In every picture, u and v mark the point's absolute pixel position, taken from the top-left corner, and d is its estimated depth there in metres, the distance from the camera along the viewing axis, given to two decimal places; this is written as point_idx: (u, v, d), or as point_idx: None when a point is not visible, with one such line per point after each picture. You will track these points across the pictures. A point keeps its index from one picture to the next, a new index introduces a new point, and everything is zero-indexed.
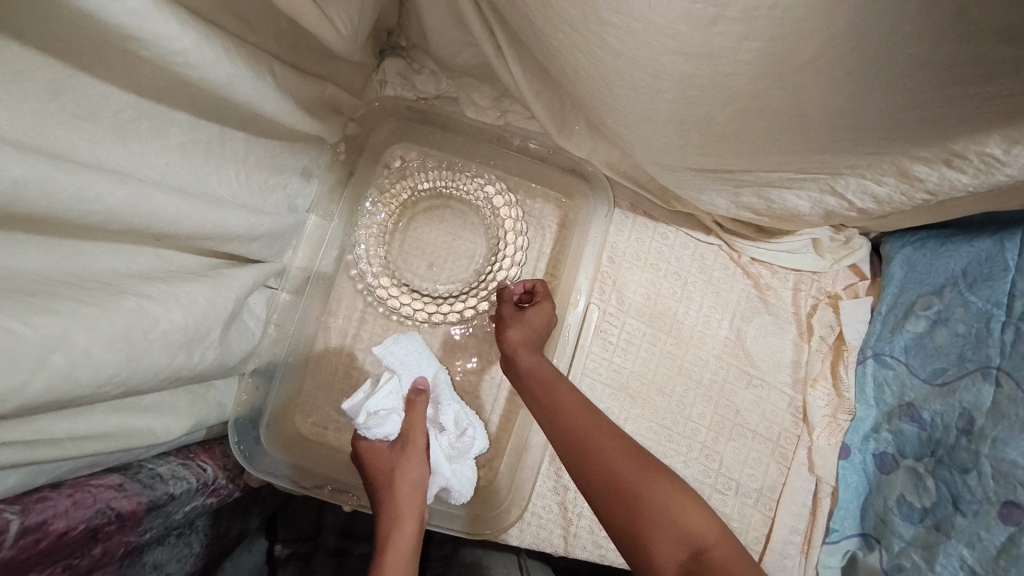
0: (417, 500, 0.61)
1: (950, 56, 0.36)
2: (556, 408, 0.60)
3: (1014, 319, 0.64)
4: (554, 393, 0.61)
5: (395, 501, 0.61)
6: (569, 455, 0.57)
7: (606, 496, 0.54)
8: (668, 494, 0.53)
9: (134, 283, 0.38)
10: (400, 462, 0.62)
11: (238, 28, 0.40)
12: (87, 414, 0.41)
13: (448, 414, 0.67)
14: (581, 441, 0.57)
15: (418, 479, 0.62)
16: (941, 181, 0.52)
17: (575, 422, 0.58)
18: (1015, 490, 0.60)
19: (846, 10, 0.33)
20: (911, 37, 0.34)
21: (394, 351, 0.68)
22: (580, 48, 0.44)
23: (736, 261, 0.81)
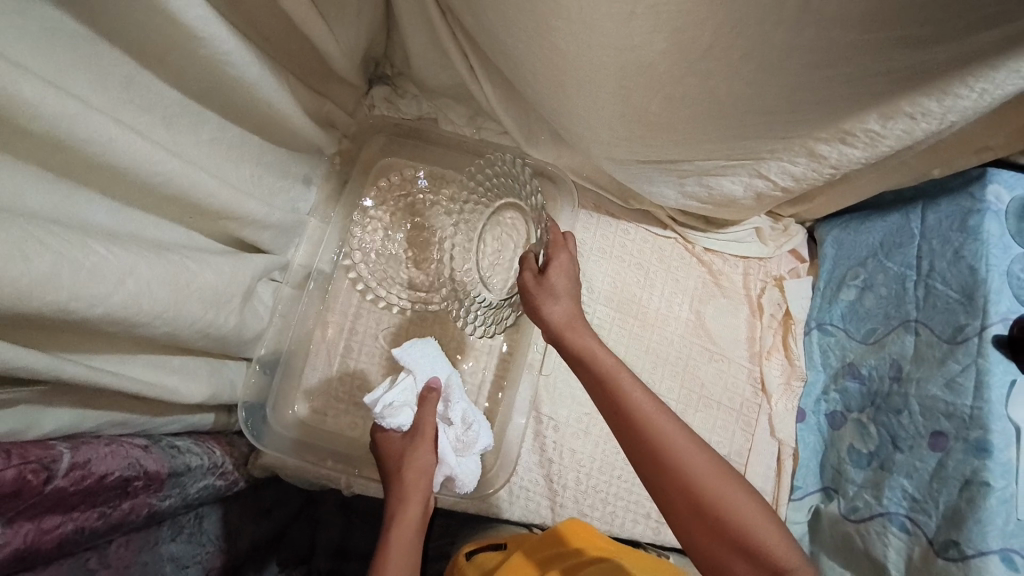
0: (424, 485, 0.64)
1: (814, 46, 0.47)
2: (620, 410, 0.56)
3: (924, 276, 0.73)
4: (618, 391, 0.57)
5: (401, 483, 0.64)
6: (638, 456, 0.56)
7: (681, 503, 0.54)
8: (746, 511, 0.53)
9: (178, 248, 0.46)
10: (409, 450, 0.65)
11: (264, 46, 0.50)
12: (131, 363, 0.47)
13: (457, 410, 0.68)
14: (653, 445, 0.55)
15: (425, 467, 0.65)
16: (840, 156, 0.63)
17: (643, 423, 0.55)
18: (939, 421, 0.68)
19: (728, 10, 0.44)
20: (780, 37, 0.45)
21: (410, 352, 0.70)
22: (536, 54, 0.55)
23: (691, 251, 0.91)
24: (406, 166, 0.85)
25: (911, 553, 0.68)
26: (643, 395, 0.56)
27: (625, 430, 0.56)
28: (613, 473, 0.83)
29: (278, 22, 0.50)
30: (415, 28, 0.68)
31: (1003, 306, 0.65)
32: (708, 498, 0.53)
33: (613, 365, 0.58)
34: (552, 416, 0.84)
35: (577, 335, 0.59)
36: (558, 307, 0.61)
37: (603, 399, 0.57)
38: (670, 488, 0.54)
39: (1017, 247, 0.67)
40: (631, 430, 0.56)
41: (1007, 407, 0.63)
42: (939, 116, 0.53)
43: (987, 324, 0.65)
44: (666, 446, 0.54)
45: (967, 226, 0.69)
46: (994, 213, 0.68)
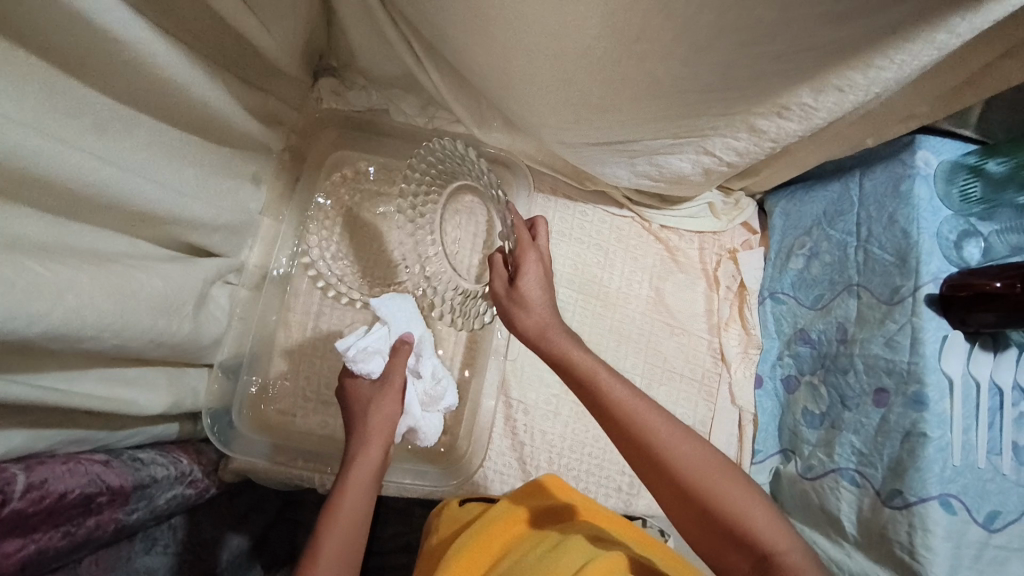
0: (388, 430, 0.63)
1: (742, 30, 0.48)
2: (602, 408, 0.58)
3: (863, 241, 0.76)
4: (598, 391, 0.58)
5: (366, 427, 0.63)
6: (625, 449, 0.58)
7: (670, 491, 0.56)
8: (736, 498, 0.55)
9: (121, 257, 0.45)
10: (377, 396, 0.64)
11: (196, 44, 0.49)
12: (80, 379, 0.46)
13: (428, 364, 0.70)
14: (636, 440, 0.56)
15: (390, 415, 0.64)
16: (779, 130, 0.65)
17: (626, 420, 0.57)
18: (881, 378, 0.71)
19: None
20: (709, 20, 0.47)
21: (388, 306, 0.71)
22: (477, 38, 0.55)
23: (648, 229, 0.93)
24: (359, 159, 0.85)
25: (861, 504, 0.72)
26: (624, 392, 0.58)
27: (610, 426, 0.58)
28: (583, 450, 0.86)
29: (207, 19, 0.48)
30: (356, 18, 0.66)
31: (933, 266, 0.68)
32: (695, 486, 0.55)
33: (590, 365, 0.59)
34: (521, 399, 0.86)
35: (555, 339, 0.61)
36: (531, 318, 0.62)
37: (585, 397, 0.59)
38: (657, 477, 0.57)
39: (945, 209, 0.71)
40: (614, 426, 0.57)
41: (941, 361, 0.67)
42: (866, 88, 0.56)
43: (919, 284, 0.68)
44: (649, 439, 0.56)
45: (900, 192, 0.71)
46: (923, 177, 0.70)
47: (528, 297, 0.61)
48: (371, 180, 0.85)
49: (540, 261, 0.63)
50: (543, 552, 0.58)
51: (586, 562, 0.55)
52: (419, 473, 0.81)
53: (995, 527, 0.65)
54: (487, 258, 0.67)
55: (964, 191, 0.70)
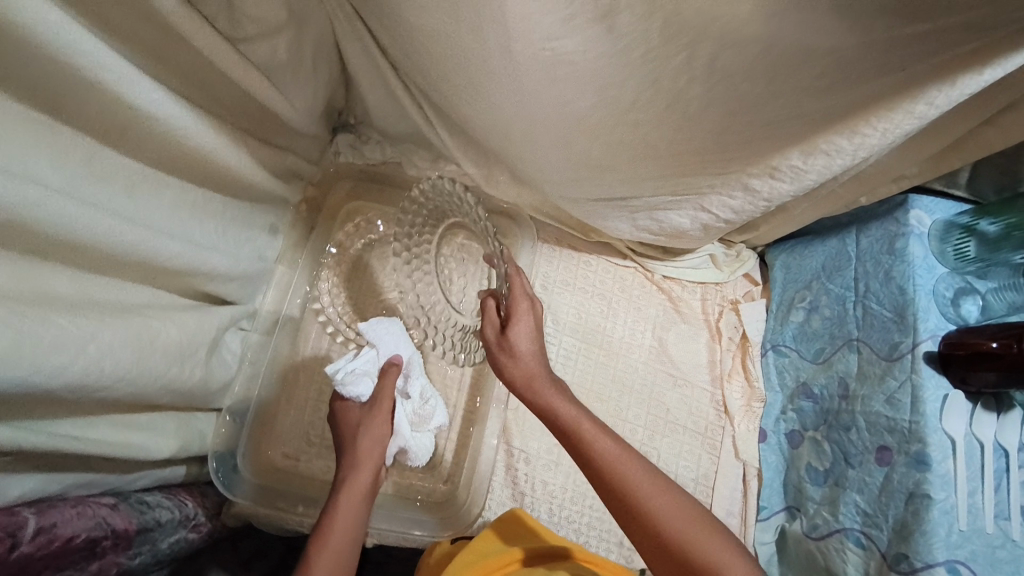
0: (377, 454, 0.65)
1: (727, 105, 0.51)
2: (588, 460, 0.59)
3: (861, 297, 0.77)
4: (585, 444, 0.59)
5: (355, 450, 0.65)
6: (611, 504, 0.58)
7: (655, 549, 0.56)
8: (720, 556, 0.54)
9: (140, 308, 0.48)
10: (365, 420, 0.67)
11: (221, 112, 0.53)
12: (93, 424, 0.49)
13: (417, 385, 0.71)
14: (622, 494, 0.57)
15: (379, 438, 0.66)
16: (772, 191, 0.68)
17: (612, 474, 0.57)
18: (883, 435, 0.70)
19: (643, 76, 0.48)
20: (694, 96, 0.50)
21: (375, 329, 0.72)
22: (481, 106, 0.59)
23: (650, 279, 0.95)
24: (372, 210, 0.89)
25: (869, 568, 0.70)
26: (610, 445, 0.59)
27: (597, 479, 0.58)
28: (584, 502, 0.85)
29: (233, 91, 0.53)
30: (370, 84, 0.72)
31: (931, 323, 0.69)
32: (679, 544, 0.55)
33: (577, 417, 0.60)
34: (523, 448, 0.86)
35: (544, 391, 0.62)
36: (518, 369, 0.63)
37: (572, 449, 0.60)
38: (641, 534, 0.56)
39: (940, 267, 0.72)
40: (600, 479, 0.58)
41: (942, 420, 0.66)
42: (851, 154, 0.58)
43: (917, 341, 0.69)
44: (634, 494, 0.57)
45: (895, 250, 0.73)
46: (918, 236, 0.72)
47: (516, 349, 0.63)
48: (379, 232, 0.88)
49: (532, 314, 0.65)
50: None
51: None
52: (418, 522, 0.81)
53: None
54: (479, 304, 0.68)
55: (958, 250, 0.71)
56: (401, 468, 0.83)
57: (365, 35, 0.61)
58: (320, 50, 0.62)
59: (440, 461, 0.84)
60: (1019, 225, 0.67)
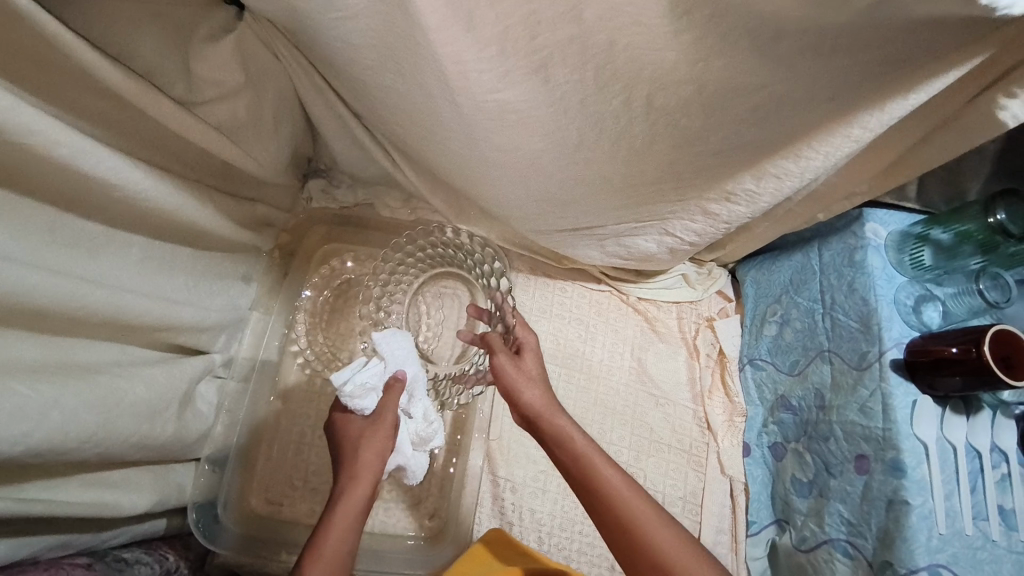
0: (375, 471, 0.63)
1: (669, 139, 0.53)
2: (593, 488, 0.59)
3: (829, 308, 0.78)
4: (591, 471, 0.59)
5: (354, 465, 0.63)
6: (611, 532, 0.58)
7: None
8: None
9: (109, 368, 0.49)
10: (366, 434, 0.65)
11: (185, 171, 0.55)
12: (65, 486, 0.49)
13: (422, 405, 0.68)
14: (626, 524, 0.57)
15: (379, 453, 0.64)
16: (729, 212, 0.70)
17: (619, 500, 0.58)
18: (859, 444, 0.71)
19: (585, 118, 0.50)
20: (638, 133, 0.52)
21: (385, 342, 0.69)
22: (439, 148, 0.61)
23: (626, 301, 0.96)
24: (346, 251, 0.90)
25: None
26: (615, 472, 0.59)
27: (601, 506, 0.58)
28: (574, 529, 0.85)
29: (196, 150, 0.55)
30: (336, 132, 0.74)
31: (895, 332, 0.70)
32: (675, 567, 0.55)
33: (587, 444, 0.61)
34: (508, 478, 0.86)
35: (552, 415, 0.63)
36: (535, 394, 0.64)
37: (577, 476, 0.60)
38: (639, 563, 0.56)
39: (900, 277, 0.73)
40: (604, 506, 0.58)
41: (913, 426, 0.67)
42: (798, 176, 0.61)
43: (883, 349, 0.70)
44: (638, 524, 0.57)
45: (855, 261, 0.75)
46: (875, 247, 0.74)
47: (528, 371, 0.65)
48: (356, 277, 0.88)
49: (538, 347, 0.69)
50: None
51: None
52: (406, 560, 0.81)
53: None
54: (481, 337, 0.69)
55: (915, 259, 0.73)
56: (386, 507, 0.82)
57: (327, 90, 0.64)
58: (282, 105, 0.64)
59: (425, 496, 0.84)
60: (971, 233, 0.70)
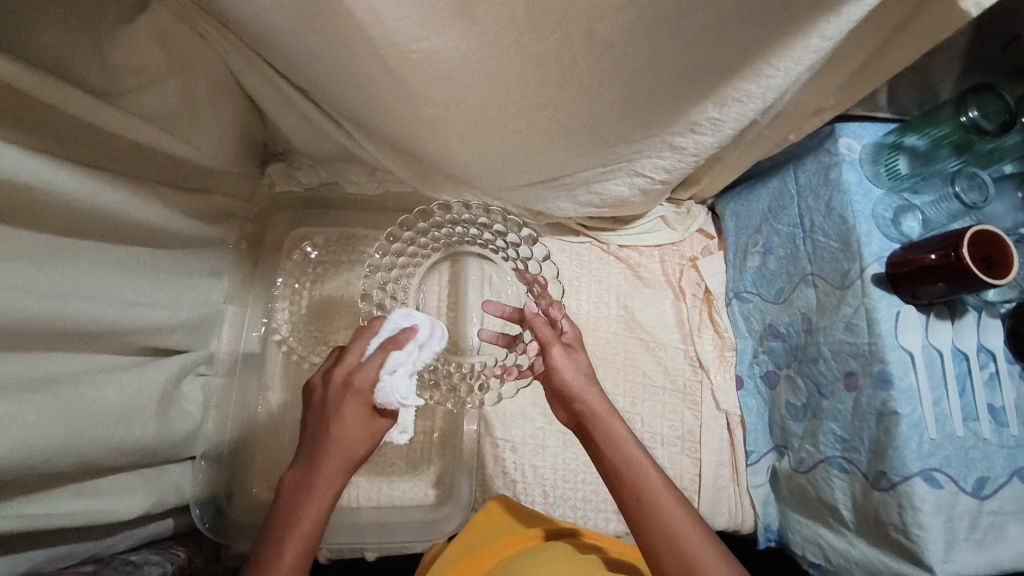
0: (360, 445, 0.58)
1: (621, 73, 0.51)
2: (641, 495, 0.60)
3: (808, 231, 0.77)
4: (641, 478, 0.60)
5: (334, 439, 0.57)
6: (646, 537, 0.59)
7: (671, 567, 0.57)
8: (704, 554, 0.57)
9: (74, 379, 0.49)
10: (347, 407, 0.58)
11: (123, 167, 0.52)
12: (51, 498, 0.49)
13: None
14: (666, 524, 0.58)
15: (362, 426, 0.58)
16: (696, 144, 0.68)
17: (662, 504, 0.59)
18: (848, 362, 0.71)
19: (524, 61, 0.48)
20: (586, 70, 0.49)
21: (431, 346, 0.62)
22: (386, 111, 0.58)
23: (607, 250, 0.95)
24: (316, 233, 0.89)
25: (854, 490, 0.71)
26: (660, 477, 0.61)
27: (647, 512, 0.59)
28: (577, 479, 0.86)
29: (129, 144, 0.52)
30: (282, 110, 0.71)
31: (875, 247, 0.69)
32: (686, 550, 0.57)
33: (639, 453, 0.62)
34: (507, 438, 0.86)
35: (608, 419, 0.63)
36: (593, 398, 0.64)
37: (627, 482, 0.61)
38: (669, 563, 0.57)
39: (876, 189, 0.72)
40: (649, 510, 0.59)
41: (898, 337, 0.67)
42: (761, 97, 0.58)
43: (865, 265, 0.69)
44: (671, 521, 0.58)
45: (830, 180, 0.73)
46: (850, 163, 0.72)
47: (586, 372, 0.66)
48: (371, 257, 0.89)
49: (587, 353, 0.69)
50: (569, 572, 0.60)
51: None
52: (413, 527, 0.82)
53: (986, 493, 0.65)
54: (531, 319, 0.68)
55: (890, 169, 0.72)
56: (391, 480, 0.83)
57: (260, 64, 0.60)
58: (217, 88, 0.62)
59: (427, 466, 0.85)
60: (945, 136, 0.68)
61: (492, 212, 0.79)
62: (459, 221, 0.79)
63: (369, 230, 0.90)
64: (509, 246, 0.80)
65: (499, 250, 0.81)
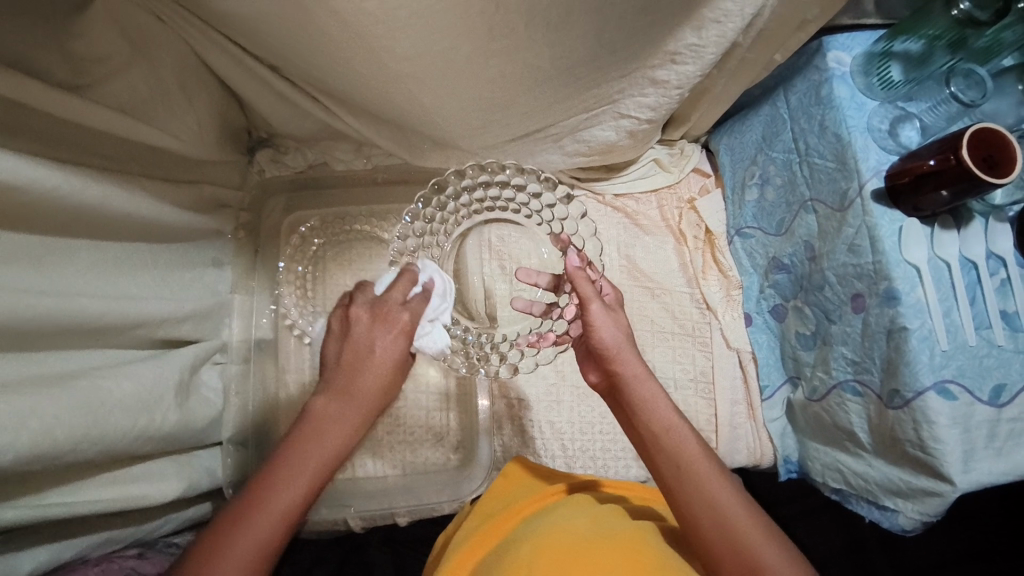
0: (395, 367, 0.62)
1: (589, 5, 0.49)
2: (680, 466, 0.60)
3: (804, 155, 0.75)
4: (678, 449, 0.61)
5: (367, 366, 0.61)
6: (680, 505, 0.59)
7: (716, 540, 0.57)
8: (726, 497, 0.58)
9: (90, 373, 0.51)
10: (380, 335, 0.62)
11: (105, 162, 0.53)
12: (85, 488, 0.52)
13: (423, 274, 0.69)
14: (711, 500, 0.58)
15: (391, 350, 0.62)
16: (679, 76, 0.66)
17: (702, 476, 0.59)
18: (853, 283, 0.70)
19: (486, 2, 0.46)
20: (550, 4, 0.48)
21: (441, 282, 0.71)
22: (359, 74, 0.58)
23: (604, 201, 0.94)
24: (312, 214, 0.90)
25: (869, 412, 0.70)
26: (698, 446, 0.61)
27: (684, 480, 0.59)
28: (594, 430, 0.87)
29: (106, 137, 0.53)
30: (259, 92, 0.71)
31: (872, 161, 0.67)
32: (729, 515, 0.57)
33: (675, 423, 0.62)
34: (522, 397, 0.87)
35: (645, 386, 0.63)
36: (632, 364, 0.64)
37: (665, 451, 0.61)
38: (709, 538, 0.57)
39: (870, 102, 0.70)
40: (686, 480, 0.59)
41: (902, 251, 0.65)
42: (739, 13, 0.56)
43: (863, 182, 0.67)
44: (711, 496, 0.58)
45: (821, 98, 0.70)
46: (840, 77, 0.70)
47: (625, 335, 0.65)
48: (387, 236, 0.89)
49: (625, 314, 0.68)
50: (589, 524, 0.60)
51: (630, 526, 0.60)
52: (439, 488, 0.85)
53: (1003, 402, 0.63)
54: (572, 274, 0.65)
55: (883, 78, 0.69)
56: (413, 448, 0.86)
57: (226, 43, 0.60)
58: (186, 73, 0.62)
59: (448, 430, 0.87)
60: (938, 36, 0.66)
61: (526, 172, 0.77)
62: (492, 183, 0.76)
63: (362, 207, 0.90)
64: (542, 208, 0.77)
65: (532, 214, 0.79)
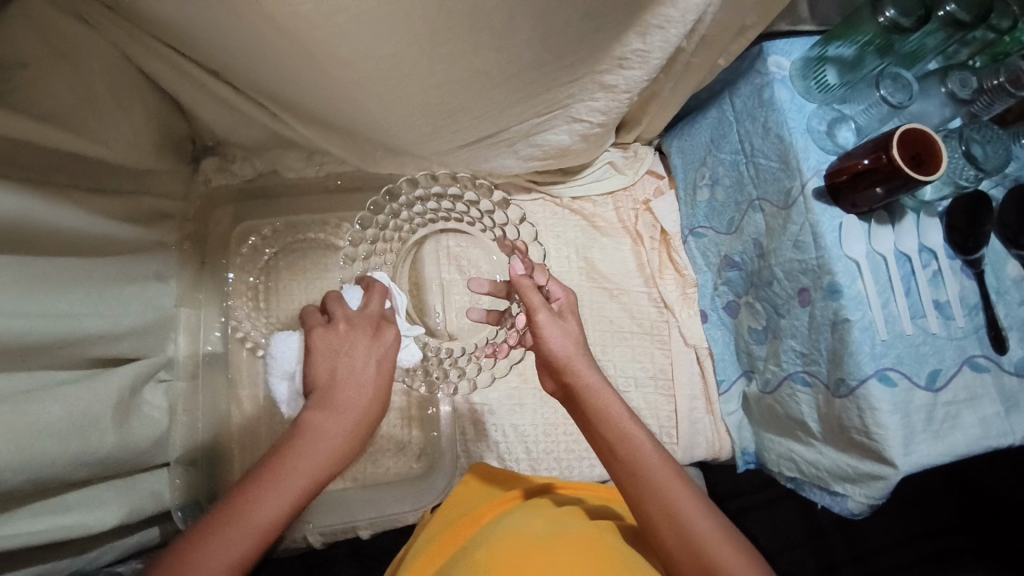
0: (383, 384, 0.63)
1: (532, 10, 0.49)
2: (635, 469, 0.60)
3: (750, 156, 0.77)
4: (634, 451, 0.61)
5: (351, 375, 0.61)
6: (638, 509, 0.60)
7: (681, 552, 0.57)
8: (701, 521, 0.58)
9: (16, 399, 0.47)
10: (352, 343, 0.63)
11: (30, 174, 0.50)
12: (10, 521, 0.48)
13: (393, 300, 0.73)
14: (679, 516, 0.58)
15: (366, 359, 0.63)
16: (626, 80, 0.67)
17: (660, 480, 0.60)
18: (800, 278, 0.72)
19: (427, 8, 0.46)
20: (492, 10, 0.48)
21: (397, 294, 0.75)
22: (302, 79, 0.56)
23: (560, 205, 0.94)
24: (264, 224, 0.87)
25: (818, 401, 0.73)
26: (655, 450, 0.61)
27: (642, 483, 0.60)
28: (558, 432, 0.87)
29: (31, 147, 0.50)
30: (199, 98, 0.68)
31: (812, 161, 0.70)
32: (698, 535, 0.57)
33: (631, 426, 0.62)
34: (484, 402, 0.87)
35: (602, 393, 0.63)
36: (587, 371, 0.64)
37: (621, 456, 0.61)
38: (670, 544, 0.58)
39: (810, 104, 0.72)
40: (641, 484, 0.60)
41: (843, 246, 0.68)
42: (681, 18, 0.57)
43: (805, 181, 0.69)
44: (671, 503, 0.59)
45: (764, 101, 0.73)
46: (781, 81, 0.72)
47: (575, 342, 0.65)
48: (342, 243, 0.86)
49: (577, 321, 0.68)
50: (546, 526, 0.60)
51: (582, 525, 0.61)
52: (401, 498, 0.83)
53: (938, 385, 0.67)
54: (517, 284, 0.67)
55: (820, 82, 0.72)
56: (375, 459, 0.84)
57: (160, 48, 0.58)
58: (117, 80, 0.59)
59: (410, 438, 0.86)
60: (869, 41, 0.70)
61: (460, 179, 0.78)
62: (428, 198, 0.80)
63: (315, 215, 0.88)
64: (484, 215, 0.81)
65: (476, 222, 0.82)
